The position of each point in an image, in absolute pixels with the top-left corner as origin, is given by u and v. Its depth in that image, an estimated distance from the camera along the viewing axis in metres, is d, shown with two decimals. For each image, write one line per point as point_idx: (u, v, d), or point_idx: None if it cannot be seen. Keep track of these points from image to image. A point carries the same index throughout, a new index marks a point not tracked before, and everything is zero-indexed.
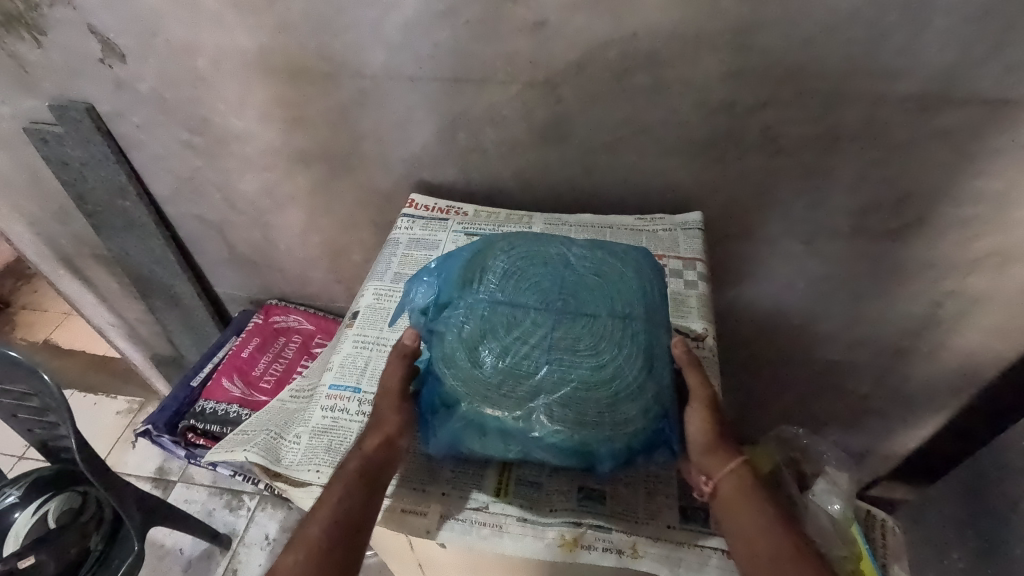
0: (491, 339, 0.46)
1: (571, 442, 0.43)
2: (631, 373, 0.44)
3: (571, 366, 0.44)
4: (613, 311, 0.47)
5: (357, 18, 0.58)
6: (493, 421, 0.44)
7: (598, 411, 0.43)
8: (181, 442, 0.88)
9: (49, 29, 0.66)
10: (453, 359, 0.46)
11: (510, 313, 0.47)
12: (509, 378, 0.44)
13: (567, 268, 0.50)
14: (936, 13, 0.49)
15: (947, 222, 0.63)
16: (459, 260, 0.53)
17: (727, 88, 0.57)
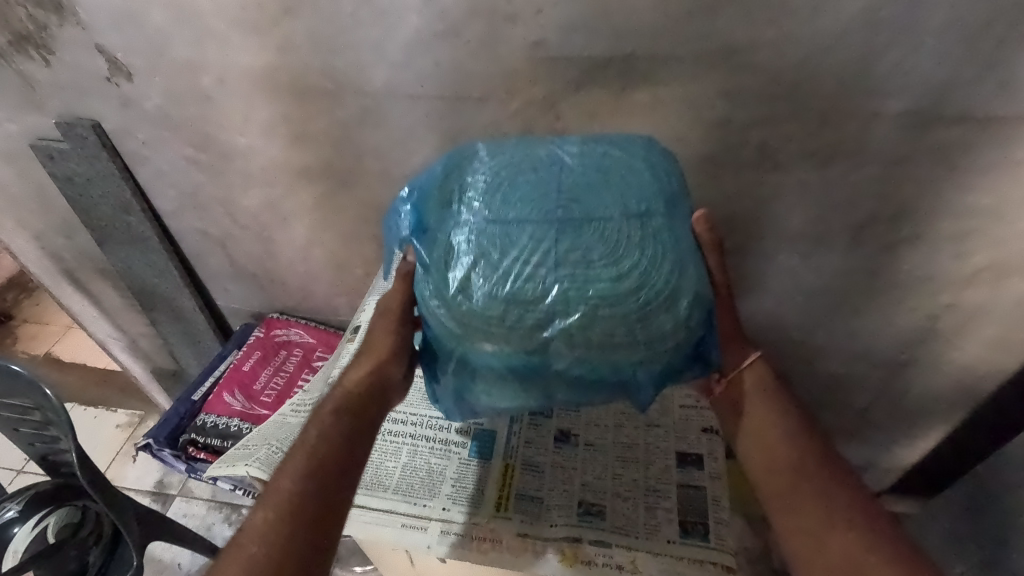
0: (486, 265, 0.41)
1: (599, 362, 0.40)
2: (655, 280, 0.40)
3: (584, 282, 0.39)
4: (625, 211, 0.42)
5: (360, 38, 0.59)
6: (504, 360, 0.41)
7: (627, 330, 0.39)
8: (182, 456, 0.88)
9: (58, 49, 0.67)
10: (445, 298, 0.41)
11: (501, 232, 0.42)
12: (515, 307, 0.40)
13: (559, 171, 0.44)
14: (925, 33, 0.50)
15: (943, 237, 0.64)
16: (432, 184, 0.47)
17: (723, 105, 0.58)
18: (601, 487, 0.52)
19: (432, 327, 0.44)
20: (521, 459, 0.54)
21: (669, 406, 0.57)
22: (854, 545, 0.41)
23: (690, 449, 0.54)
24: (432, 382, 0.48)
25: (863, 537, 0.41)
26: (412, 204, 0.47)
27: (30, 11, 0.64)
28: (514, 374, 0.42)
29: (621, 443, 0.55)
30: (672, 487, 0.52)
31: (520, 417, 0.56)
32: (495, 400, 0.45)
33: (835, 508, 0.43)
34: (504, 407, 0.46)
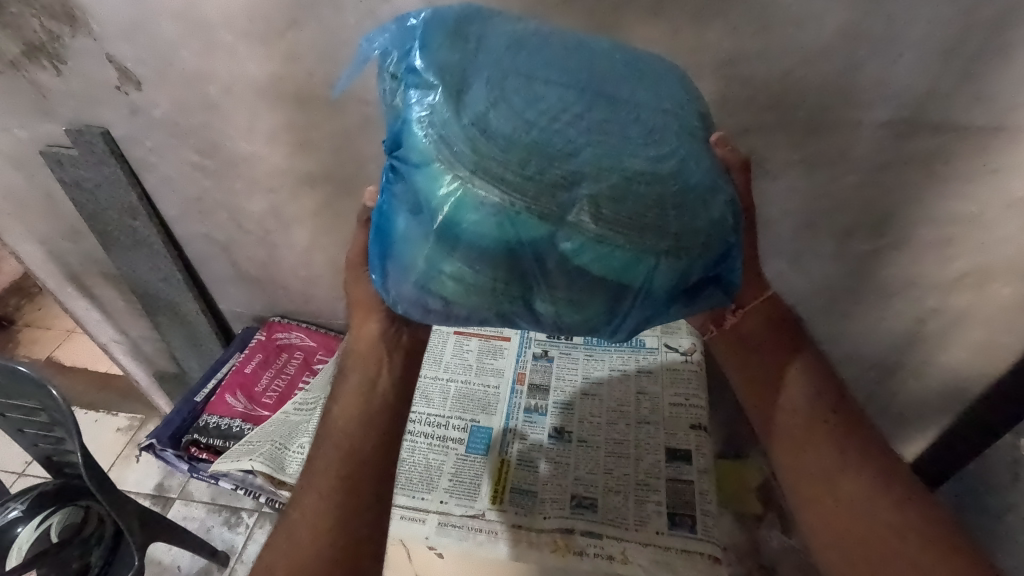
0: (506, 109, 0.35)
1: (618, 248, 0.34)
2: (695, 176, 0.36)
3: (619, 155, 0.35)
4: (662, 107, 0.39)
5: (362, 49, 0.61)
6: (503, 218, 0.33)
7: (659, 211, 0.34)
8: (184, 456, 0.89)
9: (69, 59, 0.69)
10: (450, 134, 0.34)
11: (527, 84, 0.36)
12: (537, 157, 0.34)
13: (594, 55, 0.40)
14: (903, 47, 0.53)
15: (927, 243, 0.66)
16: (446, 22, 0.40)
17: (711, 115, 0.61)
18: (593, 481, 0.54)
19: (414, 164, 0.35)
20: (516, 455, 0.56)
21: (659, 404, 0.59)
22: (852, 490, 0.47)
23: (679, 445, 0.56)
24: (385, 264, 0.39)
25: (859, 479, 0.47)
26: (415, 34, 0.40)
27: (44, 21, 0.66)
28: (506, 253, 0.35)
29: (612, 439, 0.57)
30: (661, 481, 0.54)
31: (515, 415, 0.59)
32: (464, 287, 0.37)
33: (828, 453, 0.49)
34: (467, 302, 0.38)
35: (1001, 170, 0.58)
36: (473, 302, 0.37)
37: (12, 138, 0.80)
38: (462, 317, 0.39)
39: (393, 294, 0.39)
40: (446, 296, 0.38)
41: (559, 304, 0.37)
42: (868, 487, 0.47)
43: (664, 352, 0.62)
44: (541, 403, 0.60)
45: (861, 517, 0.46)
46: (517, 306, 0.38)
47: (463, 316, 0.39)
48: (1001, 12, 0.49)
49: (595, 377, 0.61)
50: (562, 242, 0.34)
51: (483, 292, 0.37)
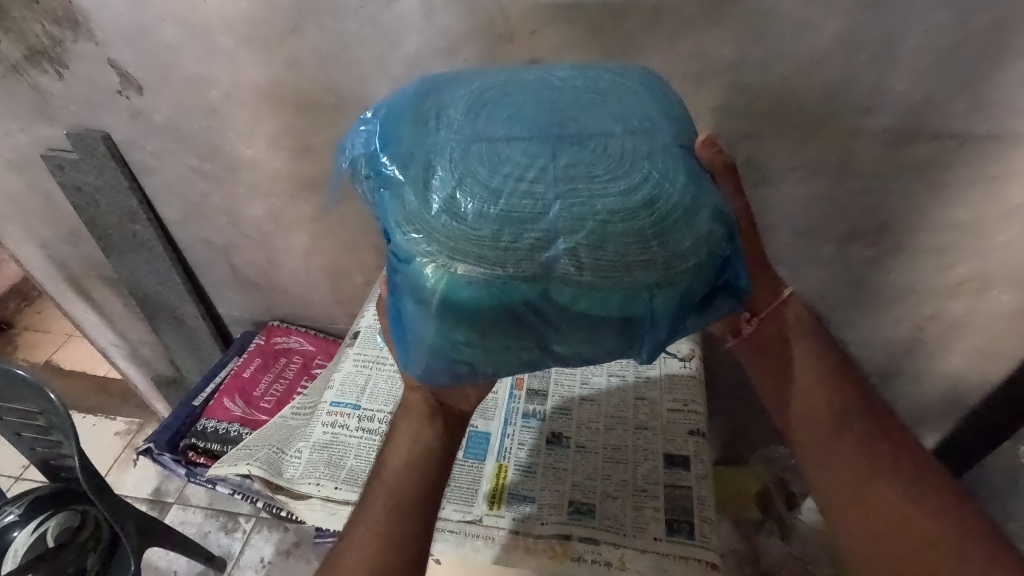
0: (470, 182, 0.35)
1: (613, 292, 0.34)
2: (673, 195, 0.35)
3: (590, 200, 0.34)
4: (627, 131, 0.37)
5: (362, 54, 0.62)
6: (493, 289, 0.33)
7: (643, 247, 0.34)
8: (181, 461, 0.89)
9: (71, 63, 0.69)
10: (426, 223, 0.35)
11: (489, 150, 0.36)
12: (508, 226, 0.34)
13: (550, 96, 0.39)
14: (901, 55, 0.53)
15: (926, 249, 0.66)
16: (404, 107, 0.40)
17: (710, 122, 0.61)
18: (591, 488, 0.54)
19: (400, 259, 0.36)
20: (514, 460, 0.56)
21: (657, 410, 0.59)
22: (883, 500, 0.46)
23: (677, 450, 0.56)
24: (402, 346, 0.39)
25: (891, 489, 0.46)
26: (376, 128, 0.40)
27: (46, 26, 0.67)
28: (503, 322, 0.35)
29: (610, 445, 0.57)
30: (659, 487, 0.53)
31: (513, 419, 0.59)
32: (481, 357, 0.36)
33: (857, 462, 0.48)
34: (488, 368, 0.37)
35: (999, 177, 0.58)
36: (493, 366, 0.37)
37: (12, 142, 0.81)
38: (489, 377, 0.38)
39: (418, 373, 0.39)
40: (467, 367, 0.37)
41: (576, 348, 0.37)
42: (899, 496, 0.46)
43: (663, 359, 0.63)
44: (538, 408, 0.60)
45: (896, 523, 0.46)
46: (536, 358, 0.37)
47: (490, 377, 0.39)
48: (997, 20, 0.50)
49: (592, 384, 0.61)
50: (556, 299, 0.34)
51: (499, 357, 0.36)
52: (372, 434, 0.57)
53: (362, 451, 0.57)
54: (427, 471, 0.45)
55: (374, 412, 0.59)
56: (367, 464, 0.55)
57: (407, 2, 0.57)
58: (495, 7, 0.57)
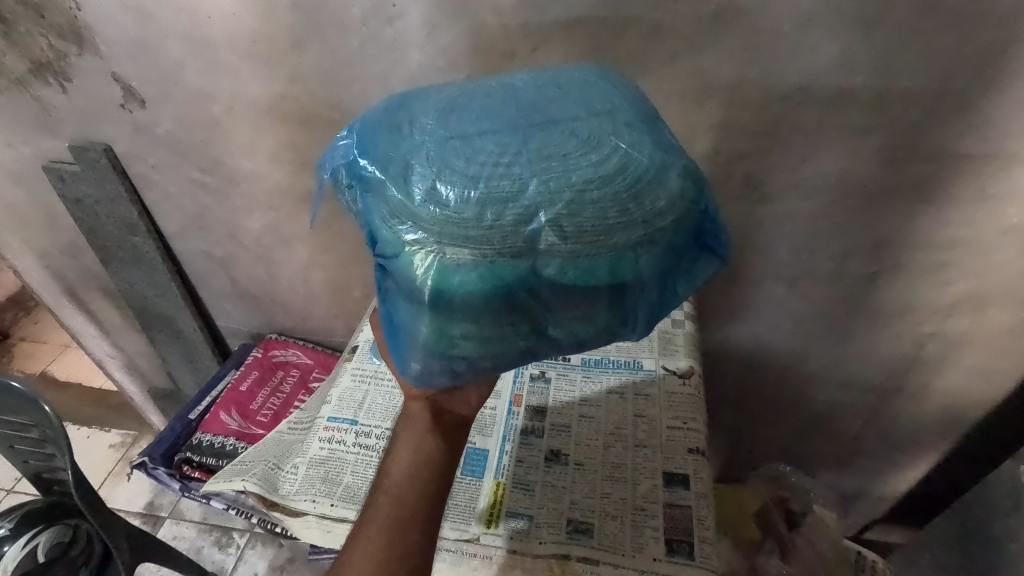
0: (447, 171, 0.34)
1: (597, 260, 0.33)
2: (641, 160, 0.35)
3: (564, 173, 0.33)
4: (590, 111, 0.37)
5: (365, 71, 0.62)
6: (483, 269, 0.33)
7: (620, 210, 0.33)
8: (176, 475, 0.88)
9: (75, 77, 0.70)
10: (411, 214, 0.34)
11: (460, 137, 0.35)
12: (489, 206, 0.33)
13: (516, 90, 0.38)
14: (897, 76, 0.54)
15: (923, 267, 0.66)
16: (374, 116, 0.39)
17: (708, 139, 0.61)
18: (590, 506, 0.53)
19: (388, 255, 0.35)
20: (512, 478, 0.56)
21: (657, 427, 0.58)
22: None
23: (677, 468, 0.55)
24: (398, 349, 0.38)
25: None
26: (352, 139, 0.40)
27: (51, 40, 0.68)
28: (494, 305, 0.34)
29: (609, 463, 0.56)
30: (658, 505, 0.53)
31: (512, 436, 0.59)
32: (478, 345, 0.35)
33: None
34: (487, 357, 0.36)
35: (995, 196, 0.59)
36: (490, 354, 0.36)
37: (15, 154, 0.81)
38: (488, 368, 0.37)
39: (416, 372, 0.38)
40: (465, 358, 0.36)
41: (570, 326, 0.36)
42: None
43: (662, 375, 0.63)
44: (537, 425, 0.60)
45: None
46: (532, 341, 0.36)
47: (491, 369, 0.38)
48: (991, 44, 0.51)
49: (585, 399, 0.61)
50: (543, 273, 0.33)
51: (496, 343, 0.36)
52: (368, 450, 0.57)
53: (358, 468, 0.56)
54: (432, 482, 0.44)
55: (371, 427, 0.59)
56: (363, 481, 0.55)
57: (410, 20, 0.58)
58: (496, 25, 0.57)
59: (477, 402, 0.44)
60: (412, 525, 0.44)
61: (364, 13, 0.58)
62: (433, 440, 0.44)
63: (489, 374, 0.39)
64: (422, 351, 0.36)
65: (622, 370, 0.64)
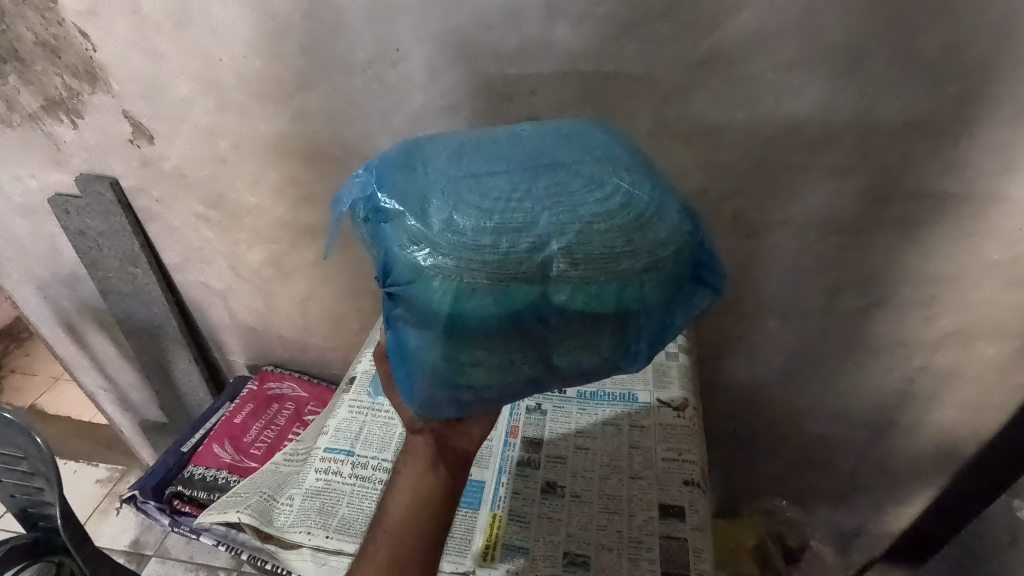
0: (463, 203, 0.35)
1: (602, 288, 0.35)
2: (643, 196, 0.36)
3: (573, 208, 0.35)
4: (592, 153, 0.38)
5: (369, 111, 0.65)
6: (497, 295, 0.34)
7: (626, 239, 0.35)
8: (166, 510, 0.86)
9: (87, 114, 0.73)
10: (428, 241, 0.35)
11: (473, 175, 0.36)
12: (503, 235, 0.34)
13: (523, 137, 0.40)
14: (877, 121, 0.57)
15: (910, 302, 0.68)
16: (390, 156, 0.41)
17: (699, 177, 0.64)
18: (585, 538, 0.53)
19: (404, 282, 0.36)
20: (508, 509, 0.55)
21: (652, 459, 0.59)
22: None
23: (672, 500, 0.55)
24: (407, 376, 0.39)
25: None
26: (369, 176, 0.40)
27: (66, 79, 0.70)
28: (504, 329, 0.35)
29: (605, 494, 0.56)
30: (654, 538, 0.52)
31: (507, 468, 0.59)
32: (487, 371, 0.37)
33: None
34: (494, 384, 0.38)
35: (976, 234, 0.61)
36: (497, 382, 0.37)
37: (22, 187, 0.83)
38: (495, 397, 0.39)
39: (424, 400, 0.39)
40: (472, 385, 0.38)
41: (575, 354, 0.37)
42: None
43: (657, 407, 0.63)
44: (533, 456, 0.60)
45: None
46: (538, 368, 0.38)
47: (497, 397, 0.39)
48: (964, 91, 0.53)
49: (585, 431, 0.62)
50: (553, 300, 0.34)
51: (504, 370, 0.37)
52: (364, 481, 0.57)
53: (354, 499, 0.56)
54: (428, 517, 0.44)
55: (367, 459, 0.59)
56: (359, 513, 0.55)
57: (413, 63, 0.61)
58: (495, 70, 0.60)
59: (479, 435, 0.45)
60: (409, 563, 0.44)
61: (369, 56, 0.61)
62: (432, 475, 0.44)
63: (491, 404, 0.40)
64: (433, 376, 0.37)
65: (617, 402, 0.64)
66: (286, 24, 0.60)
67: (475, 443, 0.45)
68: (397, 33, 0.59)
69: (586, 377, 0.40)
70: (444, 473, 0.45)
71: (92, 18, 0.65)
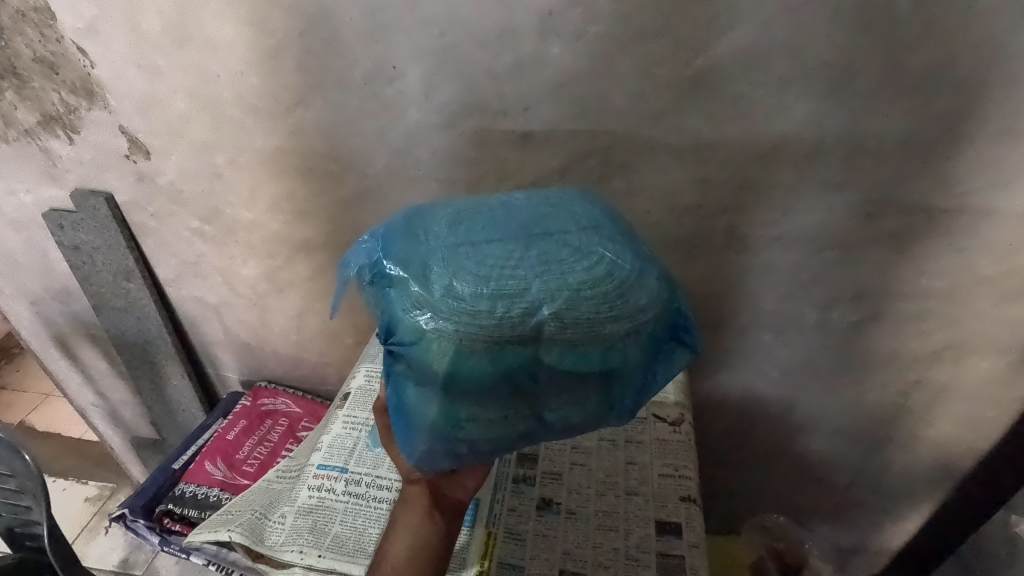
0: (460, 270, 0.35)
1: (589, 352, 0.35)
2: (626, 265, 0.37)
3: (563, 275, 0.35)
4: (580, 223, 0.39)
5: (365, 127, 0.66)
6: (493, 355, 0.34)
7: (610, 306, 0.35)
8: (155, 528, 0.84)
9: (84, 129, 0.73)
10: (429, 305, 0.35)
11: (470, 243, 0.37)
12: (498, 302, 0.34)
13: (517, 205, 0.40)
14: (867, 138, 0.57)
15: (903, 317, 0.68)
16: (393, 223, 0.41)
17: (693, 193, 0.64)
18: (582, 557, 0.52)
19: (407, 342, 0.36)
20: (504, 527, 0.55)
21: (648, 475, 0.58)
22: None
23: (669, 517, 0.55)
24: (405, 431, 0.39)
25: None
26: (375, 242, 0.41)
27: (63, 95, 0.71)
28: (498, 390, 0.35)
29: (601, 511, 0.56)
30: (651, 556, 0.52)
31: (503, 484, 0.58)
32: (483, 427, 0.37)
33: None
34: (489, 439, 0.38)
35: (967, 249, 0.62)
36: (492, 437, 0.37)
37: (17, 202, 0.83)
38: (488, 450, 0.39)
39: (421, 454, 0.39)
40: (468, 440, 0.37)
41: (565, 410, 0.37)
42: None
43: (654, 423, 0.63)
44: (529, 473, 0.59)
45: None
46: (531, 424, 0.38)
47: (490, 450, 0.39)
48: (952, 108, 0.54)
49: (581, 450, 0.61)
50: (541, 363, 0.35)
51: (498, 426, 0.37)
52: (358, 498, 0.56)
53: (347, 517, 0.55)
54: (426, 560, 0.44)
55: (361, 475, 0.58)
56: (352, 531, 0.54)
57: (409, 81, 0.62)
58: (490, 88, 0.61)
59: (474, 485, 0.44)
60: None
61: (365, 73, 0.62)
62: (430, 524, 0.44)
63: (487, 456, 0.40)
64: (431, 434, 0.37)
65: None
66: (284, 41, 0.61)
67: (470, 492, 0.45)
68: (393, 51, 0.60)
69: (575, 430, 0.40)
70: (441, 522, 0.45)
71: (90, 35, 0.65)
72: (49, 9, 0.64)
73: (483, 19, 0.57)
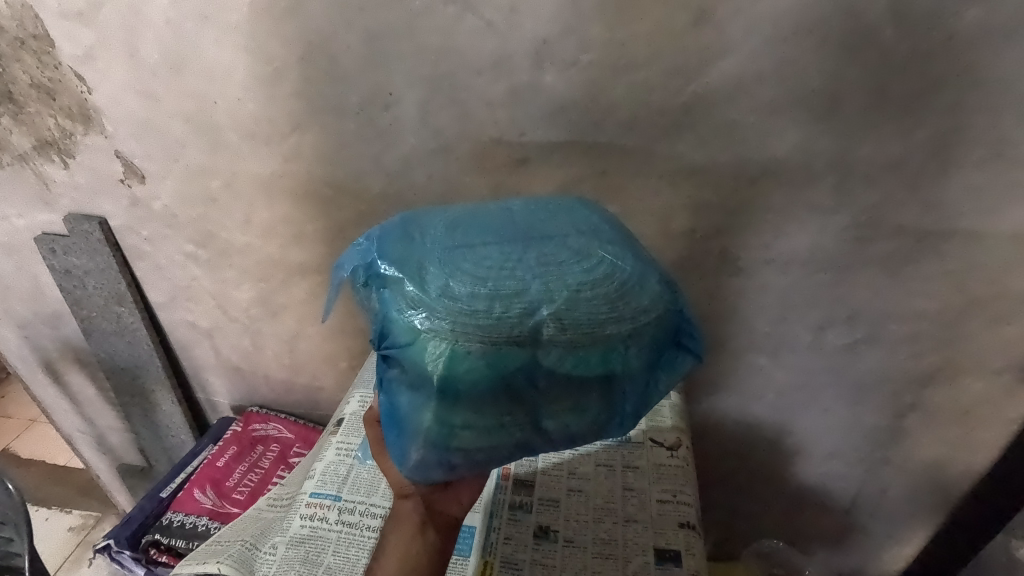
0: (458, 272, 0.36)
1: (589, 352, 0.35)
2: (625, 268, 0.38)
3: (561, 277, 0.36)
4: (578, 229, 0.40)
5: (361, 152, 0.66)
6: (490, 357, 0.34)
7: (611, 307, 0.36)
8: (141, 560, 0.81)
9: (79, 154, 0.73)
10: (425, 305, 0.35)
11: (469, 247, 0.38)
12: (496, 300, 0.34)
13: (514, 213, 0.42)
14: (856, 162, 0.58)
15: (896, 338, 0.68)
16: (387, 227, 0.42)
17: (686, 217, 0.65)
18: None
19: (400, 344, 0.35)
20: (500, 556, 0.54)
21: (647, 502, 0.58)
22: None
23: (668, 544, 0.54)
24: (396, 440, 0.38)
25: None
26: (368, 245, 0.41)
27: (59, 120, 0.71)
28: (495, 392, 0.35)
29: (600, 539, 0.55)
30: None
31: (498, 512, 0.57)
32: (479, 435, 0.35)
33: None
34: (484, 449, 0.36)
35: (957, 270, 0.62)
36: (487, 446, 0.36)
37: (9, 226, 0.83)
38: (484, 462, 0.37)
39: (414, 465, 0.37)
40: (463, 450, 0.36)
41: (563, 418, 0.37)
42: None
43: (651, 447, 0.63)
44: (525, 500, 0.59)
45: None
46: (528, 433, 0.37)
47: (485, 463, 0.38)
48: (939, 133, 0.56)
49: (579, 475, 0.61)
50: (542, 364, 0.35)
51: (494, 434, 0.36)
52: (351, 528, 0.55)
53: (340, 547, 0.54)
54: None
55: (354, 504, 0.57)
56: (345, 562, 0.53)
57: (405, 106, 0.62)
58: (485, 114, 0.62)
59: (468, 501, 0.44)
60: None
61: (362, 99, 0.62)
62: (422, 538, 0.44)
63: (482, 468, 0.38)
64: (424, 441, 0.36)
65: (609, 442, 0.64)
66: (282, 68, 0.62)
67: (464, 508, 0.44)
68: (390, 78, 0.61)
69: (575, 441, 0.39)
70: (435, 534, 0.44)
71: (88, 61, 0.65)
72: (49, 36, 0.65)
73: (478, 47, 0.58)
